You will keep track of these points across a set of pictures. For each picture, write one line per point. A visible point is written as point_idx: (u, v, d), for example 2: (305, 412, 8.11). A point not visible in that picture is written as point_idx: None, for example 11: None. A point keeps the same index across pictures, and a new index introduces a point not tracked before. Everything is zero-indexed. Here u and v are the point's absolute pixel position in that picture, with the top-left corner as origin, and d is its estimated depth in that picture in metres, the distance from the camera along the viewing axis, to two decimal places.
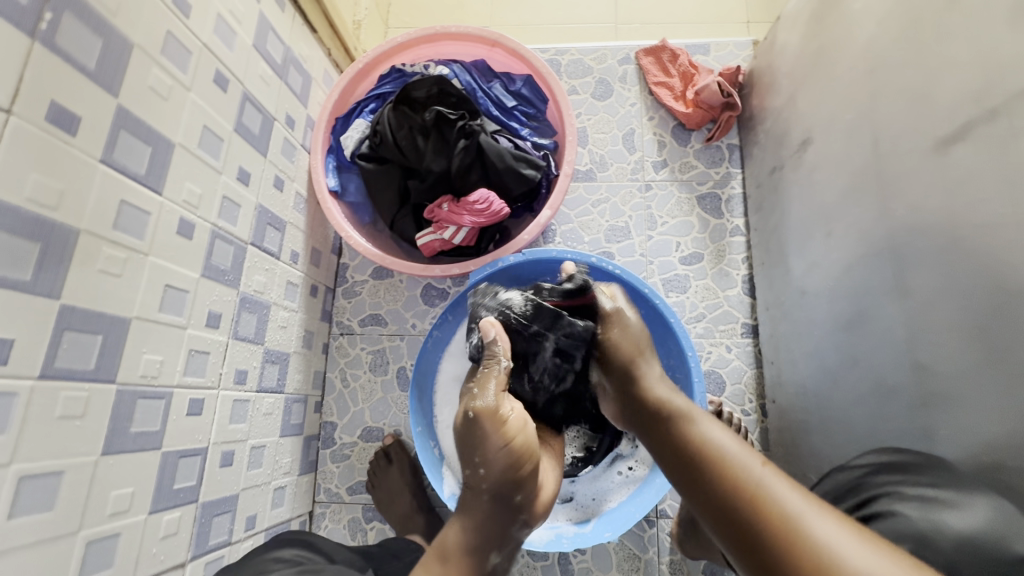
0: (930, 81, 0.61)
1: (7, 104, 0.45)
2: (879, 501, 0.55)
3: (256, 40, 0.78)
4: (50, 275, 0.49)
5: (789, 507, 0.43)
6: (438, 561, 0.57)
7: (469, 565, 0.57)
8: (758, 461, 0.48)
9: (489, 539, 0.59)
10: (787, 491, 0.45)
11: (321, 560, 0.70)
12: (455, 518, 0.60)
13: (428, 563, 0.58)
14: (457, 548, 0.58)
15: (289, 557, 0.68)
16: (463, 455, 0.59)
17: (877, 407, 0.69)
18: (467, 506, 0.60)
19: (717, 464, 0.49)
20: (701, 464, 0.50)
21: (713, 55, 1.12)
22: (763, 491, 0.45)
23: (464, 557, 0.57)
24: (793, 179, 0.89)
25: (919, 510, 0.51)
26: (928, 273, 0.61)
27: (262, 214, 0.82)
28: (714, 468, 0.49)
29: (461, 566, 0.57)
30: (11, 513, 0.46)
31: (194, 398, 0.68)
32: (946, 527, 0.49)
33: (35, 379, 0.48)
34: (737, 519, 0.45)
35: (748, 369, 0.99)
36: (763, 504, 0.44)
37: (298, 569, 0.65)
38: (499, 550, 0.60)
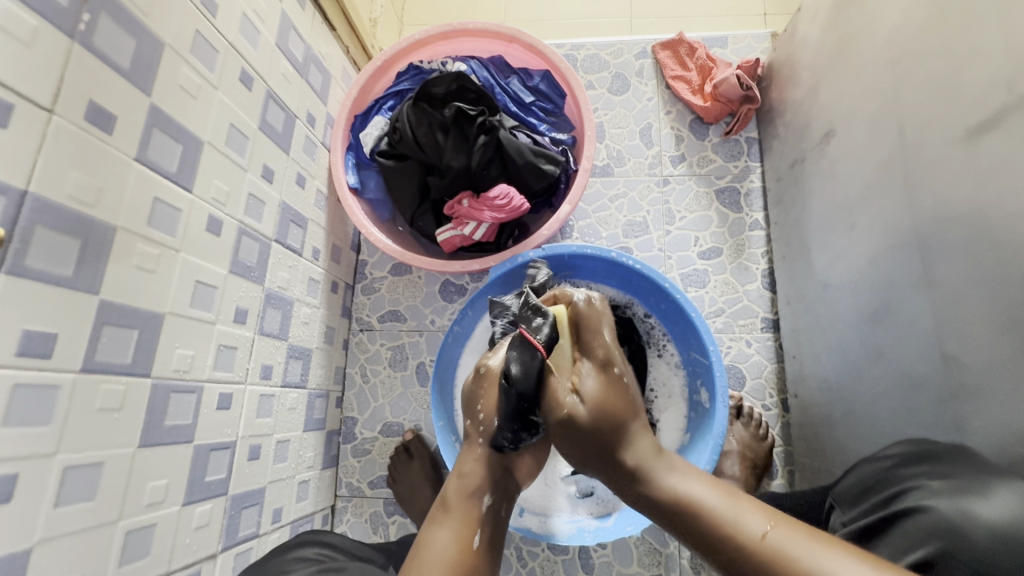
0: (959, 69, 0.60)
1: (49, 105, 0.46)
2: (911, 494, 0.57)
3: (278, 39, 0.79)
4: (90, 271, 0.50)
5: (805, 564, 0.43)
6: (443, 510, 0.59)
7: (473, 510, 0.59)
8: (757, 526, 0.46)
9: (487, 484, 0.61)
10: (801, 550, 0.44)
11: (341, 557, 0.71)
12: (455, 468, 0.63)
13: (436, 515, 0.60)
14: (457, 496, 0.60)
15: (309, 556, 0.69)
16: (466, 408, 0.66)
17: (904, 401, 0.68)
18: (470, 455, 0.64)
19: (722, 537, 0.47)
20: (709, 540, 0.48)
21: (730, 48, 1.11)
22: (780, 558, 0.44)
23: (468, 504, 0.60)
24: (815, 172, 0.88)
25: (948, 502, 0.53)
26: (957, 264, 0.60)
27: (285, 211, 0.83)
28: (723, 543, 0.47)
29: (466, 511, 0.59)
30: (56, 503, 0.48)
31: (223, 392, 0.69)
32: (978, 516, 0.50)
33: (77, 372, 0.49)
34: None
35: (769, 364, 0.99)
36: (785, 571, 0.43)
37: (318, 568, 0.66)
38: (496, 499, 0.62)
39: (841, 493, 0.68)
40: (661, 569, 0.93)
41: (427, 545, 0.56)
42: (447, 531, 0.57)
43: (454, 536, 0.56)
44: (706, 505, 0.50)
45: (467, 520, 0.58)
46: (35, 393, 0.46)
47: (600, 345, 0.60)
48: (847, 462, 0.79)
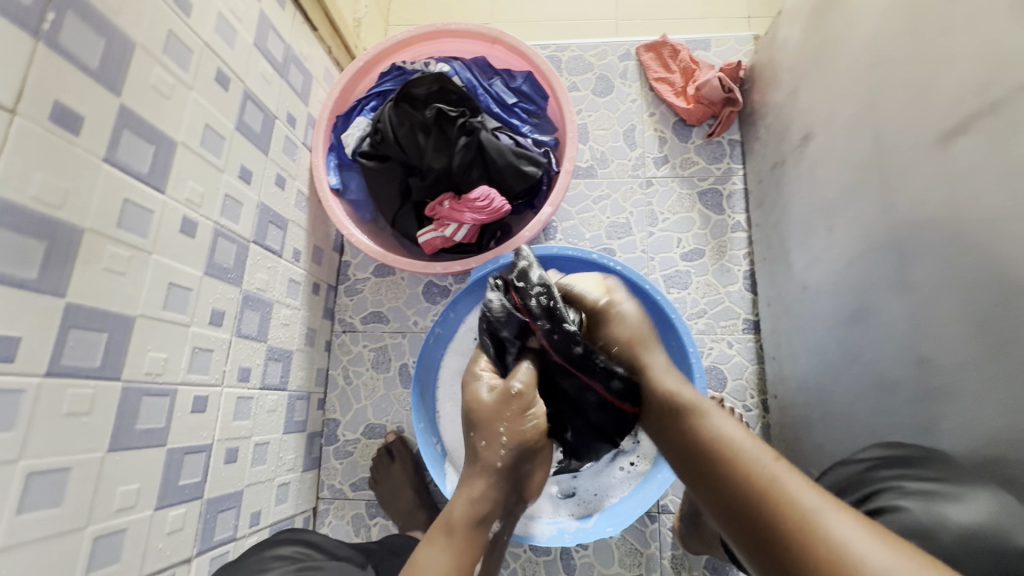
0: (932, 74, 0.61)
1: (11, 105, 0.45)
2: (881, 496, 0.55)
3: (256, 39, 0.78)
4: (56, 274, 0.49)
5: (802, 507, 0.40)
6: (445, 534, 0.55)
7: (475, 536, 0.56)
8: (769, 454, 0.44)
9: (495, 506, 0.58)
10: (795, 485, 0.41)
11: (320, 556, 0.71)
12: (462, 490, 0.58)
13: (435, 537, 0.55)
14: (464, 521, 0.56)
15: (289, 554, 0.68)
16: (479, 429, 0.59)
17: (879, 402, 0.69)
18: (474, 476, 0.58)
19: (724, 459, 0.45)
20: (708, 459, 0.47)
21: (714, 50, 1.12)
22: (776, 491, 0.41)
23: (470, 529, 0.55)
24: (795, 175, 0.89)
25: (918, 504, 0.52)
26: (929, 267, 0.61)
27: (264, 212, 0.82)
28: (723, 464, 0.45)
29: (469, 539, 0.55)
30: (18, 509, 0.47)
31: (199, 395, 0.69)
32: (948, 521, 0.50)
33: (42, 376, 0.49)
34: (746, 515, 0.42)
35: (750, 365, 1.00)
36: (776, 504, 0.41)
37: (298, 567, 0.66)
38: (500, 523, 0.60)
39: None
40: (642, 570, 0.93)
41: (421, 567, 0.52)
42: (445, 556, 0.53)
43: (452, 565, 0.53)
44: (723, 429, 0.48)
45: (468, 547, 0.55)
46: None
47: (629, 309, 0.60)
48: (824, 463, 0.80)
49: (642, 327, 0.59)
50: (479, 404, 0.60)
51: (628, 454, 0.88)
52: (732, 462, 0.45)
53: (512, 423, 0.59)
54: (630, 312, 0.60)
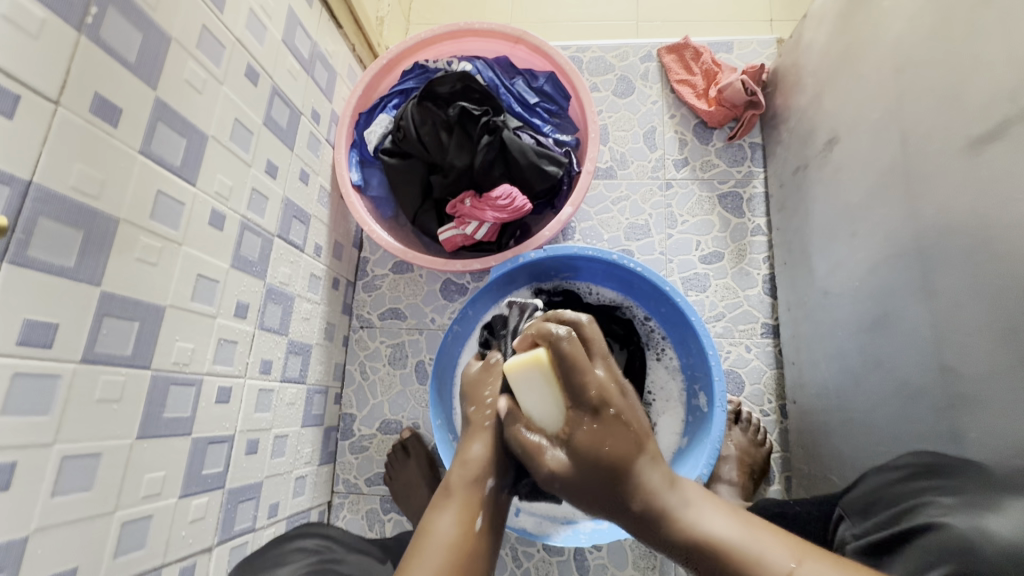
0: (964, 79, 0.60)
1: (54, 96, 0.46)
2: (924, 510, 0.53)
3: (285, 36, 0.79)
4: (92, 262, 0.50)
5: None
6: (446, 496, 0.60)
7: (475, 494, 0.60)
8: (786, 560, 0.47)
9: (493, 468, 0.63)
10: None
11: (341, 548, 0.71)
12: (459, 456, 0.64)
13: (438, 502, 0.60)
14: (463, 482, 0.61)
15: (308, 547, 0.69)
16: (470, 396, 0.72)
17: (902, 409, 0.68)
18: (476, 432, 0.66)
19: (747, 567, 0.48)
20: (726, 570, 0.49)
21: (736, 53, 1.11)
22: None
23: (470, 488, 0.60)
24: (818, 178, 0.88)
25: (966, 519, 0.49)
26: (957, 275, 0.60)
27: (289, 207, 0.83)
28: (750, 573, 0.48)
29: (469, 497, 0.60)
30: (53, 492, 0.48)
31: (222, 386, 0.70)
32: (995, 534, 0.46)
33: (77, 362, 0.49)
34: None
35: (768, 369, 0.99)
36: None
37: (317, 560, 0.66)
38: (499, 482, 0.64)
39: (848, 503, 0.64)
40: (656, 573, 0.93)
41: (430, 528, 0.56)
42: (450, 516, 0.57)
43: (459, 524, 0.56)
44: (725, 538, 0.51)
45: (470, 503, 0.59)
46: (33, 382, 0.46)
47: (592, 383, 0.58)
48: (844, 470, 0.79)
49: (607, 451, 0.56)
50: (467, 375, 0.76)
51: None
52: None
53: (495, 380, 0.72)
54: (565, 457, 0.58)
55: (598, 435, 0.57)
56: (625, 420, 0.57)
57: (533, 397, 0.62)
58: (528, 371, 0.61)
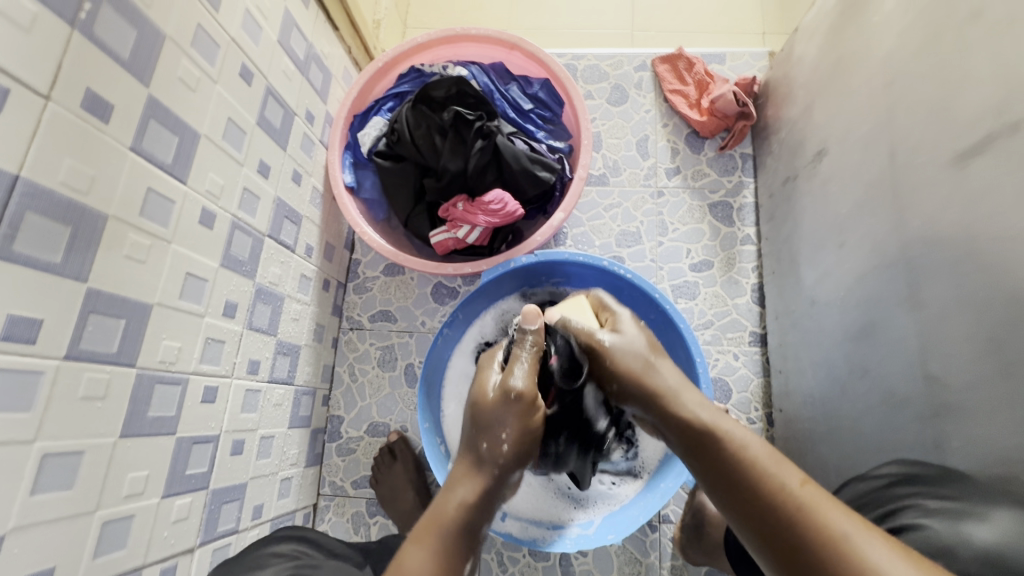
0: (950, 95, 0.61)
1: (45, 91, 0.46)
2: (906, 514, 0.54)
3: (280, 36, 0.79)
4: (79, 258, 0.50)
5: (839, 531, 0.40)
6: (432, 531, 0.51)
7: (462, 539, 0.53)
8: (796, 478, 0.44)
9: (482, 512, 0.56)
10: (831, 510, 0.41)
11: (318, 555, 0.70)
12: (455, 490, 0.55)
13: (423, 536, 0.51)
14: (455, 523, 0.53)
15: (285, 553, 0.67)
16: (482, 428, 0.59)
17: (887, 418, 0.69)
18: (473, 472, 0.57)
19: (754, 476, 0.46)
20: (729, 472, 0.47)
21: (729, 65, 1.13)
22: (813, 510, 0.42)
23: (459, 534, 0.52)
24: (807, 190, 0.89)
25: (944, 524, 0.50)
26: (941, 287, 0.61)
27: (280, 207, 0.83)
28: (752, 479, 0.46)
29: (456, 536, 0.52)
30: (32, 490, 0.47)
31: (209, 385, 0.69)
32: (973, 539, 0.47)
33: (60, 359, 0.49)
34: (773, 526, 0.43)
35: (755, 378, 1.00)
36: (810, 527, 0.41)
37: (294, 566, 0.65)
38: (485, 525, 0.57)
39: None
40: None
41: (402, 565, 0.48)
42: (430, 553, 0.50)
43: (440, 563, 0.49)
44: (745, 444, 0.48)
45: (455, 549, 0.51)
46: (15, 378, 0.45)
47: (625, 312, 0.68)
48: (828, 478, 0.80)
49: (645, 340, 0.62)
50: (484, 401, 0.61)
51: (609, 471, 0.90)
52: (766, 488, 0.44)
53: (517, 422, 0.59)
54: (626, 334, 0.63)
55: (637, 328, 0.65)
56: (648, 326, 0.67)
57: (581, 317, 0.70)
58: (572, 309, 0.72)
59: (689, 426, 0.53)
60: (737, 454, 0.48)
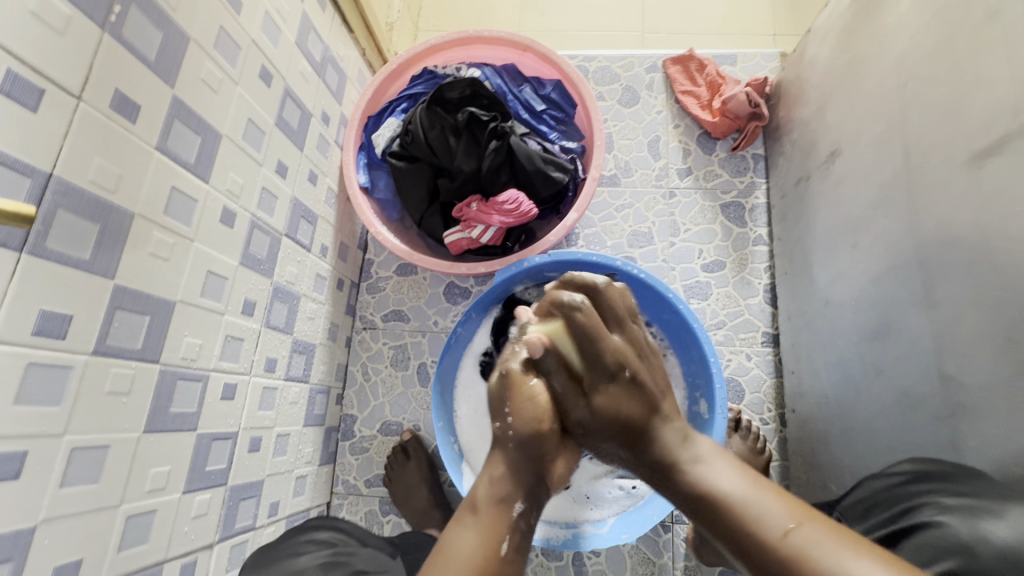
0: (966, 94, 0.62)
1: (77, 91, 0.47)
2: (923, 511, 0.55)
3: (298, 39, 0.80)
4: (107, 255, 0.51)
5: (823, 562, 0.43)
6: (470, 514, 0.56)
7: (500, 514, 0.56)
8: (779, 521, 0.47)
9: (516, 490, 0.58)
10: (821, 548, 0.44)
11: (352, 544, 0.70)
12: (483, 472, 0.59)
13: (461, 517, 0.56)
14: (488, 500, 0.57)
15: (321, 540, 0.68)
16: (493, 406, 0.63)
17: (903, 418, 0.69)
18: (495, 455, 0.60)
19: (742, 526, 0.49)
20: (722, 521, 0.50)
21: (740, 65, 1.13)
22: (800, 553, 0.44)
23: (494, 508, 0.56)
24: (820, 190, 0.89)
25: (961, 519, 0.50)
26: (958, 286, 0.61)
27: (297, 207, 0.84)
28: (740, 530, 0.48)
29: (491, 516, 0.55)
30: (61, 483, 0.48)
31: (228, 382, 0.70)
32: (992, 538, 0.47)
33: (89, 354, 0.50)
34: (769, 568, 0.46)
35: (768, 378, 1.00)
36: (800, 567, 0.44)
37: (331, 553, 0.66)
38: (527, 506, 0.58)
39: (849, 507, 0.66)
40: None
41: (449, 546, 0.53)
42: (471, 535, 0.54)
43: (483, 543, 0.53)
44: (726, 490, 0.51)
45: (494, 525, 0.55)
46: (46, 372, 0.46)
47: (611, 351, 0.60)
48: (843, 478, 0.80)
49: (627, 411, 0.59)
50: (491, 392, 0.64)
51: (628, 476, 0.89)
52: (754, 534, 0.47)
53: (523, 398, 0.62)
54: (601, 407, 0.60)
55: (616, 398, 0.60)
56: (642, 381, 0.60)
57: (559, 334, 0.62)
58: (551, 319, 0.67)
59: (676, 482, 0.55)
60: (723, 500, 0.51)
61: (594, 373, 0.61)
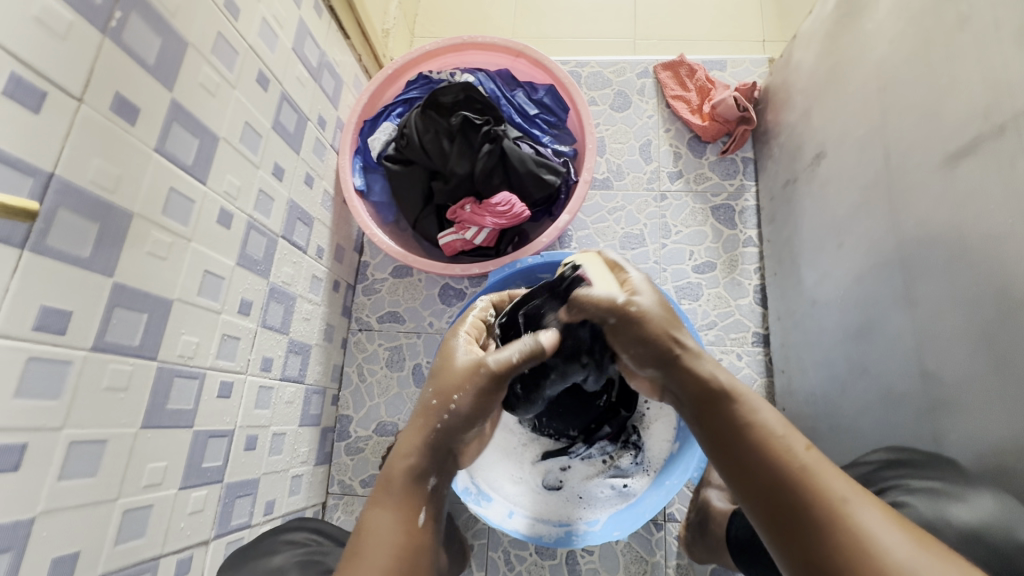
0: (941, 96, 0.63)
1: (78, 94, 0.48)
2: (890, 492, 0.57)
3: (295, 44, 0.82)
4: (106, 254, 0.52)
5: (836, 494, 0.42)
6: (385, 492, 0.52)
7: (418, 492, 0.53)
8: (800, 442, 0.46)
9: (436, 463, 0.55)
10: (831, 478, 0.43)
11: (329, 543, 0.71)
12: (398, 446, 0.55)
13: (377, 498, 0.52)
14: (404, 479, 0.53)
15: (298, 540, 0.69)
16: (440, 386, 0.58)
17: (887, 413, 0.70)
18: (416, 427, 0.56)
19: (759, 439, 0.46)
20: (735, 432, 0.48)
21: (730, 71, 1.15)
22: (810, 477, 0.43)
23: (412, 486, 0.53)
24: (807, 192, 0.91)
25: (926, 501, 0.53)
26: (936, 283, 0.63)
27: (293, 209, 0.85)
28: (754, 442, 0.46)
29: (409, 492, 0.52)
30: (60, 476, 0.49)
31: (224, 381, 0.71)
32: (955, 520, 0.50)
33: (87, 350, 0.51)
34: (770, 485, 0.44)
35: (759, 378, 1.01)
36: (810, 491, 0.42)
37: (305, 551, 0.66)
38: (442, 478, 0.55)
39: None
40: None
41: (366, 530, 0.50)
42: (391, 514, 0.51)
43: (403, 524, 0.50)
44: (755, 406, 0.49)
45: (411, 503, 0.52)
46: (45, 367, 0.47)
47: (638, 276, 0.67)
48: None
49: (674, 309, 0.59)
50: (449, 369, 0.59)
51: (618, 475, 0.90)
52: (774, 447, 0.45)
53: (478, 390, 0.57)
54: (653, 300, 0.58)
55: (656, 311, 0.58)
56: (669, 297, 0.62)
57: (598, 284, 0.62)
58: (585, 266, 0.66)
59: (700, 388, 0.51)
60: (749, 414, 0.48)
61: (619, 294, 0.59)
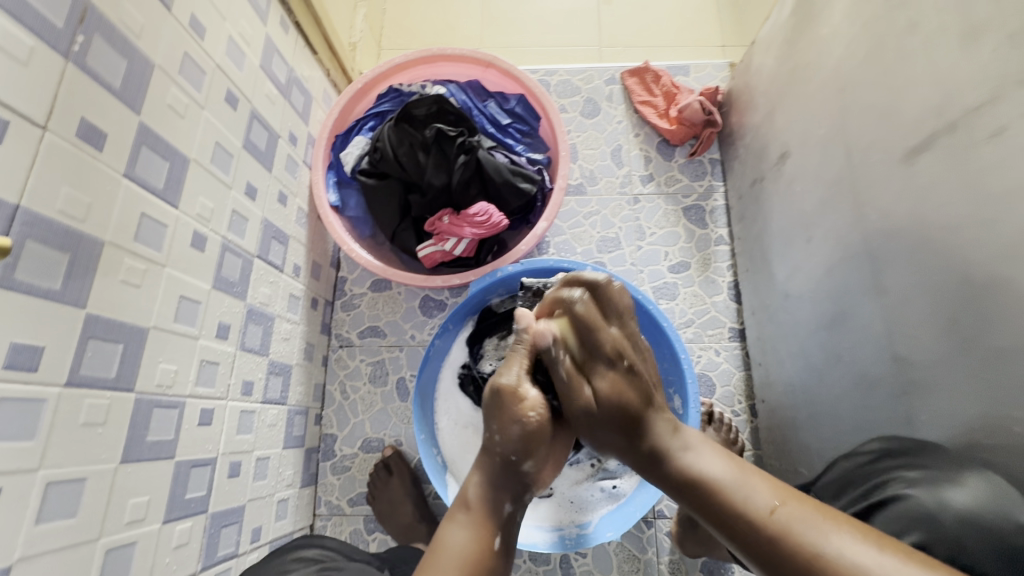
0: (895, 97, 0.67)
1: (42, 122, 0.47)
2: (892, 485, 0.58)
3: (262, 61, 0.81)
4: (78, 285, 0.50)
5: (810, 542, 0.44)
6: (462, 510, 0.58)
7: (490, 513, 0.58)
8: (765, 503, 0.48)
9: (504, 493, 0.60)
10: (806, 525, 0.45)
11: (340, 557, 0.71)
12: (471, 473, 0.62)
13: (454, 514, 0.59)
14: (478, 499, 0.59)
15: (309, 556, 0.68)
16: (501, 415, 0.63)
17: (862, 398, 0.74)
18: (481, 461, 0.62)
19: (731, 509, 0.49)
20: (714, 505, 0.50)
21: (693, 76, 1.19)
22: (787, 533, 0.45)
23: (485, 506, 0.59)
24: (774, 191, 0.95)
25: (925, 491, 0.54)
26: (901, 273, 0.66)
27: (267, 228, 0.84)
28: (729, 513, 0.49)
29: (486, 515, 0.58)
30: (37, 519, 0.47)
31: (205, 408, 0.69)
32: (953, 503, 0.52)
33: (62, 386, 0.49)
34: (759, 547, 0.46)
35: (737, 371, 1.04)
36: (791, 545, 0.45)
37: (319, 568, 0.66)
38: (516, 507, 0.61)
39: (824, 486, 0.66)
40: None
41: (442, 544, 0.55)
42: (465, 530, 0.56)
43: (473, 540, 0.55)
44: (715, 478, 0.52)
45: (485, 521, 0.57)
46: (18, 407, 0.45)
47: (607, 339, 0.62)
48: (812, 461, 0.84)
49: (629, 394, 0.60)
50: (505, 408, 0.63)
51: (608, 476, 0.91)
52: (743, 513, 0.48)
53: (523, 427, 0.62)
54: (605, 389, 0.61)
55: (617, 385, 0.61)
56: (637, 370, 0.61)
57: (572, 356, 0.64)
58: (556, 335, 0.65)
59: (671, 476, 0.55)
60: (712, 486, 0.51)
61: (593, 359, 0.62)
